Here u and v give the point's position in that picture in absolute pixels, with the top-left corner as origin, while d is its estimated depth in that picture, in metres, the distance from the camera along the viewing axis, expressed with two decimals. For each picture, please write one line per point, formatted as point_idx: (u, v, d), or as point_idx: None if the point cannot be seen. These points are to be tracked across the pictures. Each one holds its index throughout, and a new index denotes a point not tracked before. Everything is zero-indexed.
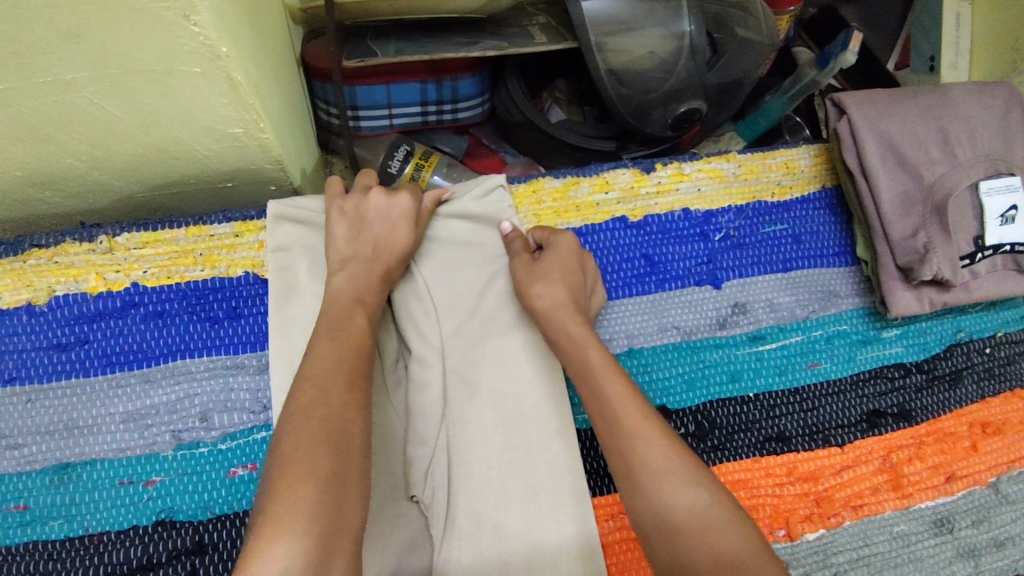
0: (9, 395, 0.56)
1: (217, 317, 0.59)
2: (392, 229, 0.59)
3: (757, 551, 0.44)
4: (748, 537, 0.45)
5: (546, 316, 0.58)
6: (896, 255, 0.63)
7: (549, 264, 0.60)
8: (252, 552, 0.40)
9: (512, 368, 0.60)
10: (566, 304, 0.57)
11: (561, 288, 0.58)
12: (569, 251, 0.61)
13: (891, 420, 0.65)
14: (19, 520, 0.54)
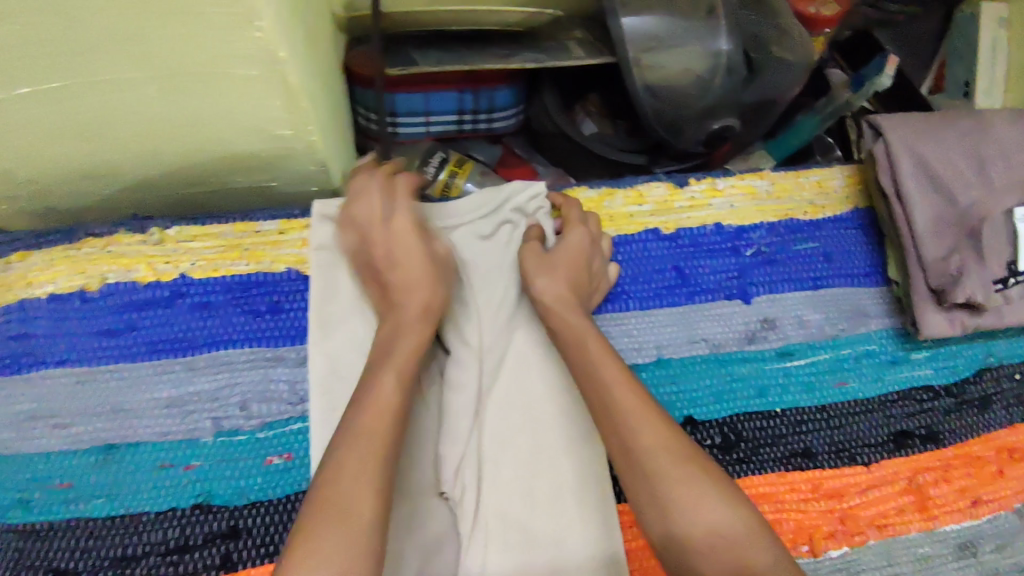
0: (60, 375, 0.59)
1: (260, 310, 0.61)
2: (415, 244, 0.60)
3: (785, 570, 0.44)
4: (779, 554, 0.45)
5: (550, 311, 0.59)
6: (929, 278, 0.63)
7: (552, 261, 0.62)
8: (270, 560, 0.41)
9: (536, 365, 0.62)
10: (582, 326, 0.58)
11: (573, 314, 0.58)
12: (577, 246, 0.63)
13: (918, 442, 0.65)
14: (64, 496, 0.56)
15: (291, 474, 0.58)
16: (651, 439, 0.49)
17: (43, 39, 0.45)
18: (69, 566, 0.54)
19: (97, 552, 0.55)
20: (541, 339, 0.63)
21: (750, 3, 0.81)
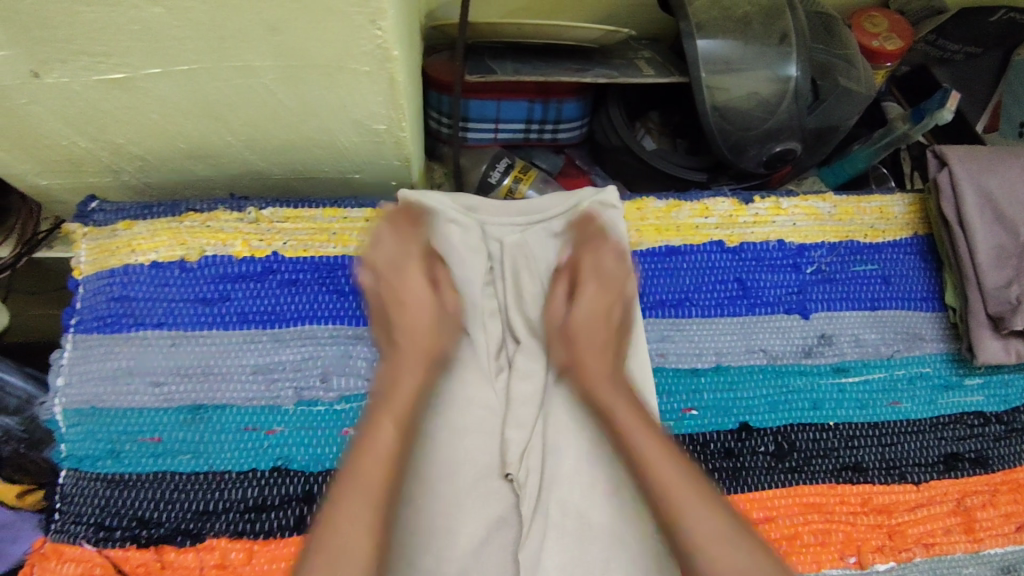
0: (158, 337, 0.63)
1: (344, 290, 0.65)
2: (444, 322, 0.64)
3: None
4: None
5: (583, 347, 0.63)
6: (986, 302, 0.65)
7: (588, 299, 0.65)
8: None
9: (620, 358, 0.63)
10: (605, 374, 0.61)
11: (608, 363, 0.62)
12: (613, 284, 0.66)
13: (967, 465, 0.67)
14: (153, 450, 0.59)
15: None
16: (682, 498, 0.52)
17: (202, 24, 0.50)
18: (154, 517, 0.58)
19: (180, 507, 0.58)
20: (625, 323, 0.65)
21: (820, 32, 0.84)
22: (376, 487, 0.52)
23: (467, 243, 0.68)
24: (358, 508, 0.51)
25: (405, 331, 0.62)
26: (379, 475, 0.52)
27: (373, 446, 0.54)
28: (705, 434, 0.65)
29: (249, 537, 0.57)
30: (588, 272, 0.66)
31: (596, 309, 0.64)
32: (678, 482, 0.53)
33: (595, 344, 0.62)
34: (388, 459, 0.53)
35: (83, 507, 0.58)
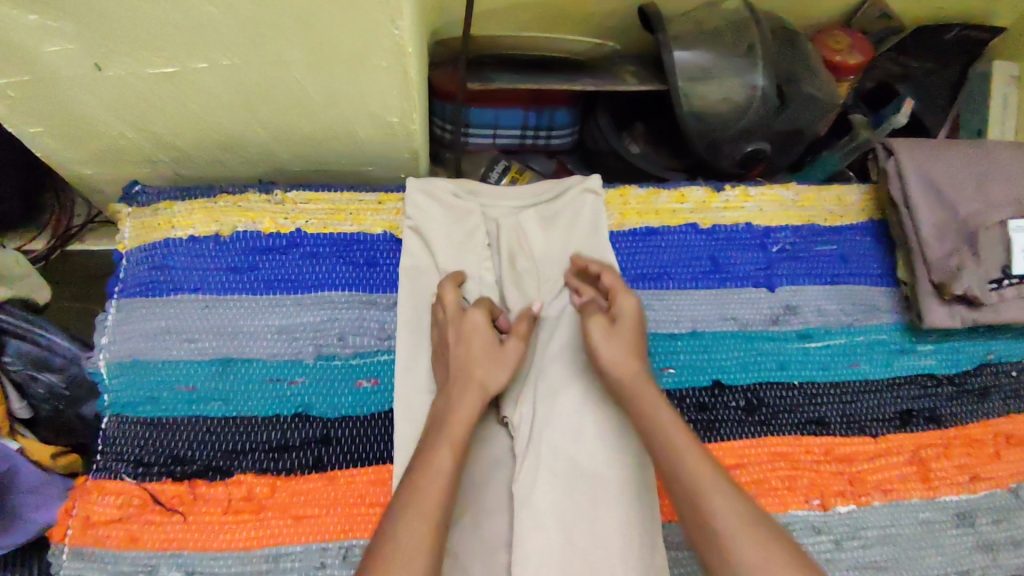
0: (193, 300, 0.70)
1: (359, 262, 0.73)
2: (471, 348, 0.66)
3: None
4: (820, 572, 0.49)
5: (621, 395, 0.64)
6: (931, 272, 0.73)
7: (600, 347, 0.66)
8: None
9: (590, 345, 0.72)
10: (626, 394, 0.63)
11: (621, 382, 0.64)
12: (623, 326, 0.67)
13: (921, 421, 0.74)
14: (188, 397, 0.66)
15: (377, 396, 0.68)
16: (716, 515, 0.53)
17: (248, 20, 0.59)
18: (188, 454, 0.64)
19: (211, 447, 0.65)
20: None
21: (784, 45, 0.94)
22: (434, 508, 0.54)
23: (466, 222, 0.76)
24: (419, 530, 0.52)
25: (472, 364, 0.65)
26: (437, 493, 0.55)
27: (435, 468, 0.57)
28: (682, 390, 0.72)
29: (272, 473, 0.64)
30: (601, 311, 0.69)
31: (624, 326, 0.67)
32: (706, 469, 0.56)
33: (625, 353, 0.65)
34: (444, 480, 0.56)
35: (123, 447, 0.65)
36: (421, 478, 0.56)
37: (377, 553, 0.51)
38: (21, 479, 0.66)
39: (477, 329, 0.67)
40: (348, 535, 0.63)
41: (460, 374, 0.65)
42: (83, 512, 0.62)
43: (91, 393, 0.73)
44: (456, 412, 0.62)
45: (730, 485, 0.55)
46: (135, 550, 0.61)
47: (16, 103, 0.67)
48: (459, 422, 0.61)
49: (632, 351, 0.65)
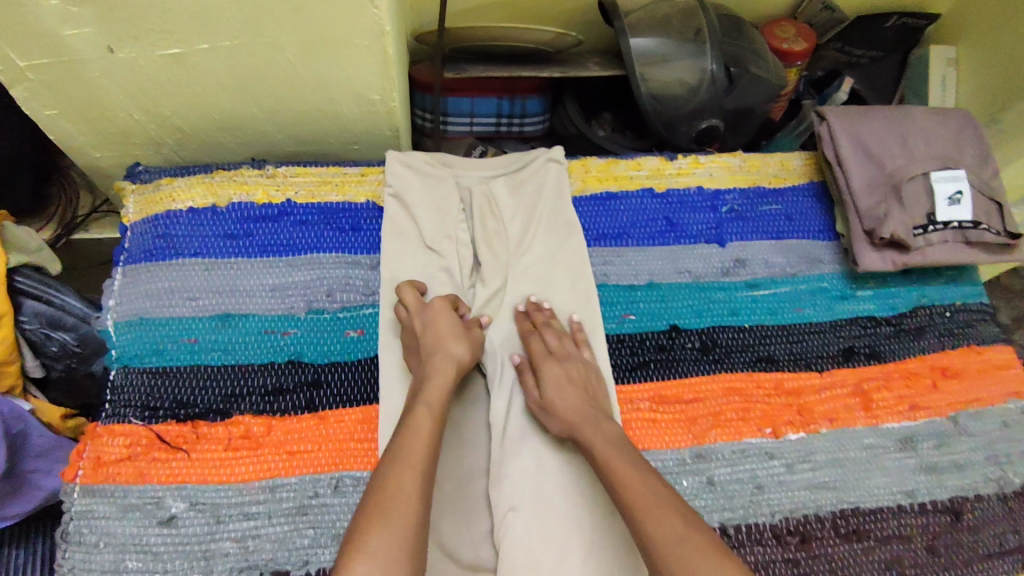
0: (193, 264, 0.76)
1: (344, 227, 0.80)
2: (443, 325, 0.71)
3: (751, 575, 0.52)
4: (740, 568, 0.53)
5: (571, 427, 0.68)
6: (863, 221, 0.81)
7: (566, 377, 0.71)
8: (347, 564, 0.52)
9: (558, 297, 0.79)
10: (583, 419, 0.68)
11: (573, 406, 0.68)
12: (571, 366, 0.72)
13: (863, 357, 0.81)
14: (189, 348, 0.73)
15: (364, 344, 0.75)
16: (653, 526, 0.56)
17: (245, 5, 0.66)
18: (191, 399, 0.70)
19: (212, 392, 0.71)
20: (577, 256, 0.81)
21: (729, 31, 1.02)
22: (418, 460, 0.59)
23: (442, 190, 0.82)
24: (404, 475, 0.58)
25: (442, 342, 0.69)
26: (422, 448, 0.60)
27: (418, 426, 0.62)
28: (642, 334, 0.79)
29: (268, 414, 0.70)
30: (547, 352, 0.73)
31: (562, 377, 0.71)
32: (648, 496, 0.58)
33: (570, 404, 0.69)
34: (426, 436, 0.62)
35: (130, 394, 0.70)
36: (406, 437, 0.61)
37: (373, 498, 0.56)
38: (30, 444, 0.76)
39: (445, 317, 0.72)
40: (338, 468, 0.68)
41: (428, 351, 0.69)
42: (93, 453, 0.67)
43: (100, 344, 0.82)
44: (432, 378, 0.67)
45: (671, 506, 0.57)
46: (143, 484, 0.66)
47: (38, 85, 0.74)
48: (435, 387, 0.66)
49: (579, 404, 0.69)
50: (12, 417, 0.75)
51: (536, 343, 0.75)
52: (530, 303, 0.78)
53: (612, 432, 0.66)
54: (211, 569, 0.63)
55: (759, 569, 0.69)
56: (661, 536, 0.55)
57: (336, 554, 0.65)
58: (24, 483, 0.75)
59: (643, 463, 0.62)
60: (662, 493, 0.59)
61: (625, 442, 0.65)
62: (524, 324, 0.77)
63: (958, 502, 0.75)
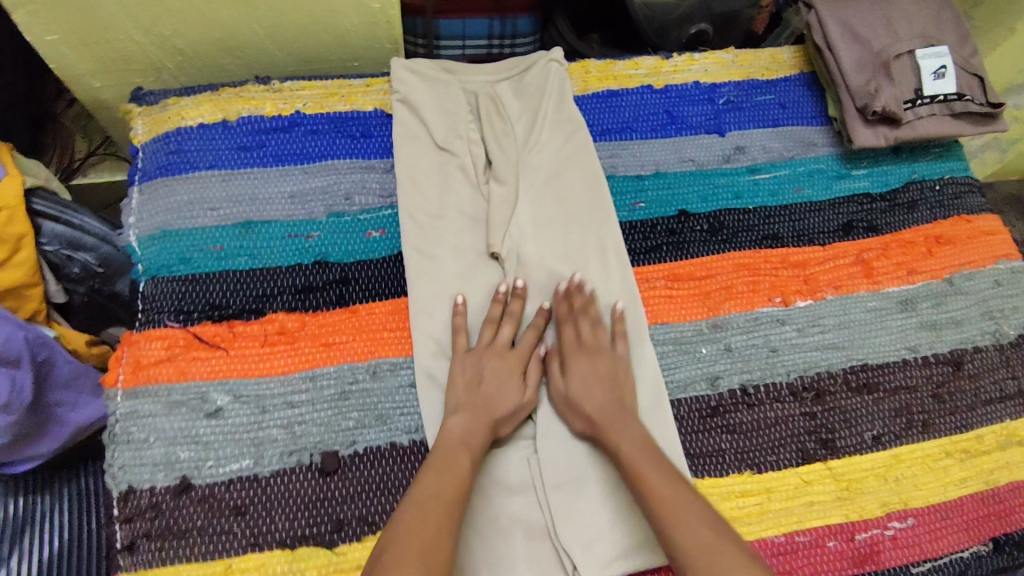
0: (209, 176, 0.77)
1: (356, 134, 0.81)
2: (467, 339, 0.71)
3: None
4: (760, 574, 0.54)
5: (599, 426, 0.67)
6: (854, 99, 0.84)
7: (592, 373, 0.70)
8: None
9: (570, 189, 0.80)
10: (608, 416, 0.67)
11: (597, 403, 0.68)
12: (598, 365, 0.70)
13: (862, 230, 0.85)
14: (215, 255, 0.73)
15: (386, 243, 0.76)
16: (683, 539, 0.57)
17: None
18: (224, 301, 0.71)
19: (245, 293, 0.72)
20: (585, 150, 0.82)
21: None
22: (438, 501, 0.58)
23: (448, 93, 0.83)
24: (426, 521, 0.56)
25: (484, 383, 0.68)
26: (439, 491, 0.59)
27: (447, 465, 0.61)
28: (652, 220, 0.82)
29: (301, 310, 0.72)
30: (574, 346, 0.72)
31: (589, 371, 0.70)
32: (674, 505, 0.59)
33: (596, 399, 0.68)
34: (455, 478, 0.60)
35: (163, 300, 0.71)
36: (429, 477, 0.60)
37: (382, 547, 0.55)
38: (55, 376, 0.78)
39: (494, 360, 0.70)
40: (375, 355, 0.71)
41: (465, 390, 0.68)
42: (132, 357, 0.68)
43: (125, 264, 0.82)
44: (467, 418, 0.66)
45: (702, 519, 0.58)
46: (186, 381, 0.67)
47: (37, 10, 0.74)
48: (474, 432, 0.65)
49: (602, 398, 0.68)
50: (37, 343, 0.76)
51: (566, 334, 0.72)
52: (526, 238, 0.77)
53: (637, 432, 0.66)
54: (263, 454, 0.65)
55: (779, 423, 0.73)
56: (689, 541, 0.57)
57: (382, 432, 0.68)
58: (50, 417, 0.78)
59: (671, 469, 0.63)
60: (684, 498, 0.60)
61: (652, 445, 0.65)
62: (560, 308, 0.74)
63: (958, 354, 0.80)
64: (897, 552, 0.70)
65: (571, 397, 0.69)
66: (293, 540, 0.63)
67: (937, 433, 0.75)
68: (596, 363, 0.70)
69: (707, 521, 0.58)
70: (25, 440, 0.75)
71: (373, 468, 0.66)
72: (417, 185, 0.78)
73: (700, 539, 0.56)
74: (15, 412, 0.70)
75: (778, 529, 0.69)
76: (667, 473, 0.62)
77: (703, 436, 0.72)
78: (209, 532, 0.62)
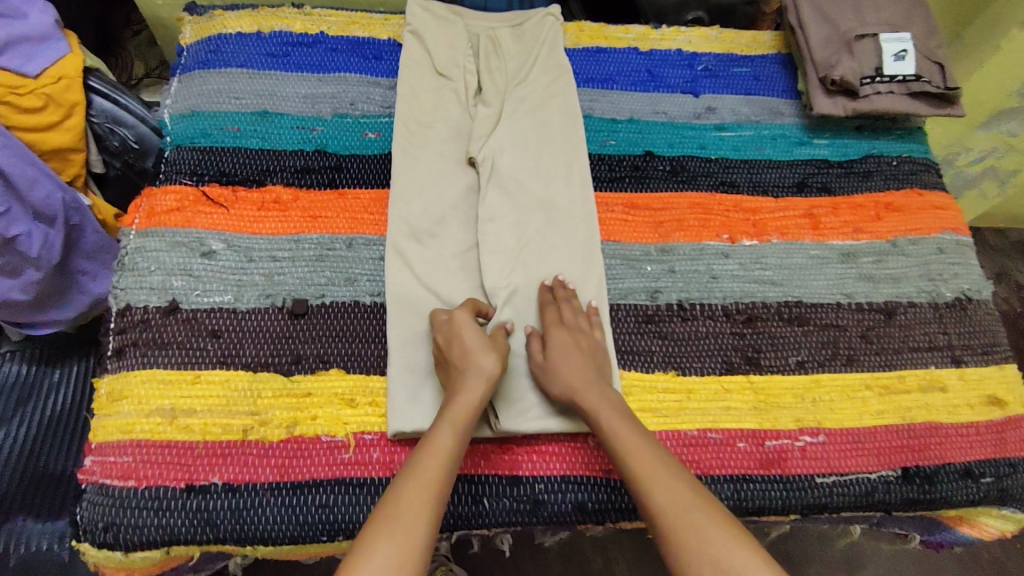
0: (237, 73, 0.89)
1: (368, 56, 0.93)
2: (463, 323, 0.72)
3: (744, 537, 0.60)
4: (733, 528, 0.61)
5: (573, 392, 0.70)
6: (819, 71, 0.92)
7: (573, 343, 0.73)
8: (369, 548, 0.57)
9: (549, 118, 0.89)
10: (584, 382, 0.71)
11: (574, 373, 0.71)
12: (575, 340, 0.73)
13: (815, 189, 0.92)
14: (232, 134, 0.85)
15: (379, 144, 0.87)
16: (663, 497, 0.63)
17: None
18: (232, 171, 0.82)
19: (251, 166, 0.83)
20: (567, 87, 0.91)
21: None
22: (434, 479, 0.62)
23: (453, 30, 0.94)
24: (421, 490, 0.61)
25: (471, 355, 0.69)
26: (436, 469, 0.63)
27: (430, 459, 0.63)
28: (621, 155, 0.91)
29: (297, 186, 0.82)
30: (556, 323, 0.75)
31: (569, 344, 0.73)
32: (651, 463, 0.65)
33: (573, 367, 0.71)
34: (445, 456, 0.64)
35: (182, 164, 0.82)
36: (425, 455, 0.64)
37: (382, 510, 0.60)
38: (84, 240, 0.93)
39: (470, 333, 0.71)
40: (353, 231, 0.81)
41: (461, 365, 0.69)
42: (147, 206, 0.79)
43: (157, 146, 0.96)
44: (462, 392, 0.67)
45: (675, 474, 0.65)
46: (189, 227, 0.78)
47: None
48: (463, 406, 0.67)
49: (581, 366, 0.72)
50: (71, 207, 0.89)
51: (548, 314, 0.76)
52: (501, 151, 0.85)
53: (612, 396, 0.71)
54: (244, 294, 0.75)
55: (709, 337, 0.80)
56: (666, 496, 0.63)
57: (350, 291, 0.77)
58: (75, 284, 0.96)
59: (646, 433, 0.68)
60: (659, 457, 0.66)
61: (626, 409, 0.70)
62: (544, 295, 0.78)
63: (892, 304, 0.86)
64: (804, 461, 0.75)
65: (547, 368, 0.72)
66: (256, 365, 0.72)
67: (860, 367, 0.81)
68: (579, 334, 0.74)
69: (685, 481, 0.64)
70: (49, 302, 0.94)
71: (337, 319, 0.76)
72: (413, 99, 0.88)
73: (677, 499, 0.62)
74: (43, 268, 0.88)
75: (693, 424, 0.75)
76: (641, 435, 0.68)
77: (635, 337, 0.80)
78: (186, 347, 0.72)
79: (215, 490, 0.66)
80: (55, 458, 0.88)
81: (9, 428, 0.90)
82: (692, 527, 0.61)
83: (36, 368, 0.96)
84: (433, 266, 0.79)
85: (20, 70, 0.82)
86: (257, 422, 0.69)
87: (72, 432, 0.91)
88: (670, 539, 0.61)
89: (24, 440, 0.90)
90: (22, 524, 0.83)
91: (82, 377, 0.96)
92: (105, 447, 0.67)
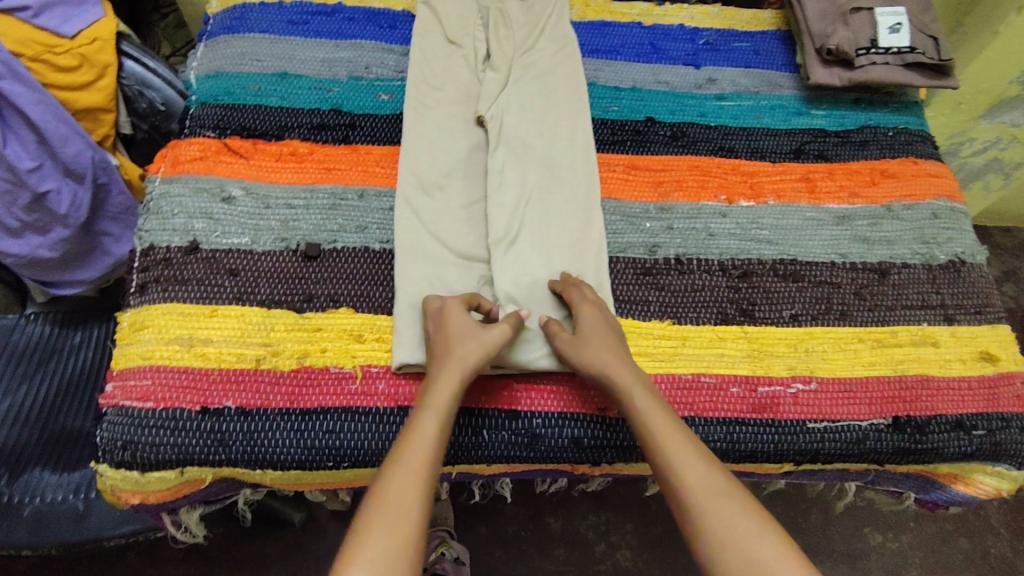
0: (259, 38, 0.94)
1: (383, 25, 0.98)
2: (452, 314, 0.73)
3: (770, 526, 0.60)
4: (757, 515, 0.61)
5: (600, 371, 0.70)
6: (814, 41, 0.96)
7: (598, 324, 0.74)
8: (358, 547, 0.57)
9: (554, 84, 0.93)
10: (613, 361, 0.71)
11: (601, 351, 0.71)
12: (595, 320, 0.74)
13: (811, 156, 0.95)
14: (254, 93, 0.89)
15: (392, 105, 0.91)
16: (694, 483, 0.63)
17: None
18: (253, 126, 0.87)
19: (271, 121, 0.87)
20: (573, 56, 0.95)
21: None
22: (420, 465, 0.63)
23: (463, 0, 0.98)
24: (406, 485, 0.61)
25: (451, 340, 0.70)
26: (420, 455, 0.63)
27: (412, 456, 0.63)
28: (623, 121, 0.94)
29: (313, 140, 0.87)
30: (581, 304, 0.75)
31: (595, 321, 0.74)
32: (680, 448, 0.66)
33: (602, 347, 0.72)
34: (428, 445, 0.64)
35: (205, 119, 0.87)
36: (410, 443, 0.64)
37: (373, 501, 0.61)
38: (109, 204, 0.98)
39: (456, 321, 0.72)
40: (365, 183, 0.85)
41: (443, 349, 0.70)
42: (172, 156, 0.84)
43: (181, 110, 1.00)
44: (441, 377, 0.68)
45: (706, 461, 0.65)
46: (211, 175, 0.82)
47: None
48: (442, 391, 0.67)
49: (609, 346, 0.72)
50: (100, 167, 0.93)
51: (568, 297, 0.76)
52: (507, 112, 0.88)
53: (640, 379, 0.71)
54: (260, 237, 0.80)
55: (704, 289, 0.83)
56: (697, 481, 0.63)
57: (360, 238, 0.81)
58: (98, 246, 1.02)
59: (679, 420, 0.69)
60: (690, 443, 0.66)
61: (656, 394, 0.71)
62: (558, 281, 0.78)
63: (885, 265, 0.88)
64: (796, 407, 0.77)
65: (572, 348, 0.72)
66: (271, 302, 0.76)
67: (853, 322, 0.83)
68: (603, 316, 0.75)
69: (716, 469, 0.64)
70: (72, 265, 1.00)
71: (347, 262, 0.79)
72: (424, 64, 0.93)
73: (710, 486, 0.63)
74: (70, 226, 0.93)
75: (687, 368, 0.78)
76: (674, 420, 0.68)
77: (633, 287, 0.83)
78: (205, 283, 0.76)
79: (228, 413, 0.70)
80: (75, 416, 0.89)
81: (30, 387, 0.90)
82: (718, 514, 0.61)
83: (58, 330, 0.95)
84: (440, 225, 0.82)
85: (57, 30, 0.87)
86: (270, 353, 0.73)
87: (91, 395, 0.91)
88: (698, 525, 0.61)
89: (45, 399, 0.89)
90: (39, 475, 0.82)
91: (104, 342, 0.96)
92: (126, 372, 0.71)
